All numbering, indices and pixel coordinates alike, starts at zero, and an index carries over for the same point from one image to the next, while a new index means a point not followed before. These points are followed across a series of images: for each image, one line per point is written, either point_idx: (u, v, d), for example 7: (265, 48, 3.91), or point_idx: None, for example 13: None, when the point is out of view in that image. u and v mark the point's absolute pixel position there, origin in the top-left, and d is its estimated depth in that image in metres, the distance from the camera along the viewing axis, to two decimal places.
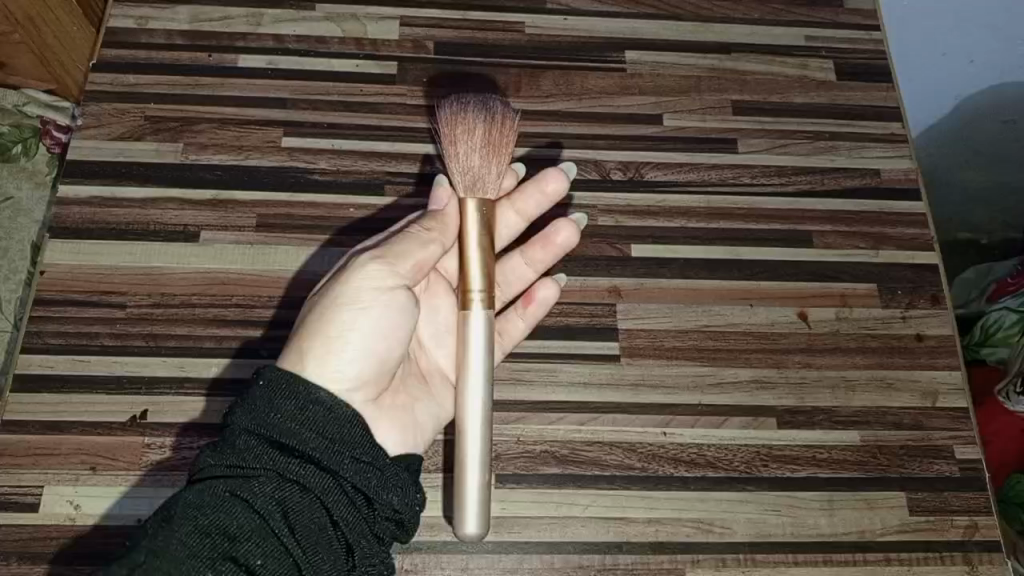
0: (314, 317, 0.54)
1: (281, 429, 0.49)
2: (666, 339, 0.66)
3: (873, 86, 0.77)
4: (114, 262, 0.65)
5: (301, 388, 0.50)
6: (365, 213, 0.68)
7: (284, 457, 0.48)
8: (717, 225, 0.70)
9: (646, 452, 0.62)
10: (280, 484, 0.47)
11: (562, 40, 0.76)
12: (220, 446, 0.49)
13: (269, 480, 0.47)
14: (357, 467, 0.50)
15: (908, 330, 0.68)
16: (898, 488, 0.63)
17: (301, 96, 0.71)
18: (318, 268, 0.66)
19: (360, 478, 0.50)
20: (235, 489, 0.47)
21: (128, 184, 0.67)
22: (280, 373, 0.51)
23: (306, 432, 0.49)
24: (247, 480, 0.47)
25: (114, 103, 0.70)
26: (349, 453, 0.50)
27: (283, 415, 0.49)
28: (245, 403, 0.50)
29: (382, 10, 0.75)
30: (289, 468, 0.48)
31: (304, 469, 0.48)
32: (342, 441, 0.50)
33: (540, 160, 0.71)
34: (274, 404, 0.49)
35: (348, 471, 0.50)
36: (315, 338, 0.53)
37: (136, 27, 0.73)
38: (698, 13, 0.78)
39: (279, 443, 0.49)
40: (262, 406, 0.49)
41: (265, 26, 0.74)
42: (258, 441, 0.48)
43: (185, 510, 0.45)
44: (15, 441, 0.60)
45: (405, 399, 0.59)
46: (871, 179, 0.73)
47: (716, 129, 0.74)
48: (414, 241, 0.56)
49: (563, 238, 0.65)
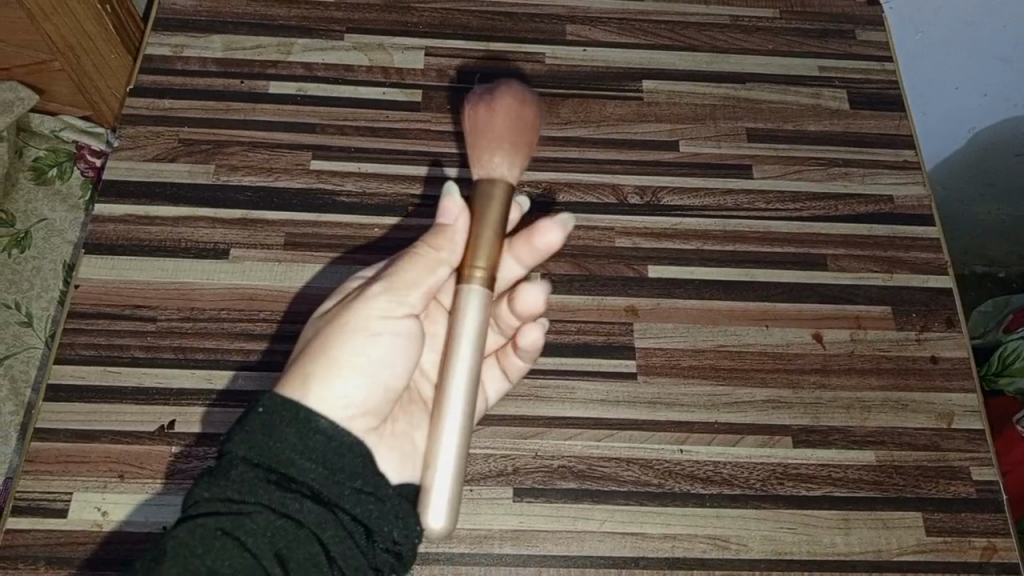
0: (315, 346, 0.51)
1: (280, 460, 0.47)
2: (682, 358, 0.67)
3: (885, 115, 0.79)
4: (146, 277, 0.67)
5: (301, 418, 0.48)
6: (365, 233, 0.70)
7: (280, 490, 0.46)
8: (733, 248, 0.71)
9: (663, 469, 0.63)
10: (276, 519, 0.45)
11: (581, 70, 0.78)
12: (215, 476, 0.47)
13: (264, 514, 0.45)
14: (356, 498, 0.49)
15: (923, 352, 0.69)
16: (915, 509, 0.63)
17: (330, 122, 0.74)
18: (327, 284, 0.68)
19: (359, 509, 0.49)
20: (228, 526, 0.44)
21: (161, 203, 0.70)
22: (281, 404, 0.48)
23: (305, 461, 0.48)
24: (240, 515, 0.45)
25: (149, 126, 0.73)
26: (349, 483, 0.49)
27: (282, 445, 0.47)
28: (242, 429, 0.48)
29: (408, 41, 0.78)
30: (285, 502, 0.46)
31: (300, 504, 0.46)
32: (342, 471, 0.49)
33: (540, 182, 0.73)
34: (273, 433, 0.47)
35: (347, 501, 0.48)
36: (317, 369, 0.50)
37: (172, 55, 0.76)
38: (713, 45, 0.81)
39: (276, 476, 0.47)
40: (259, 435, 0.47)
41: (295, 54, 0.77)
42: (253, 473, 0.46)
43: (176, 549, 0.43)
44: (46, 448, 0.62)
45: (404, 424, 0.56)
46: (884, 206, 0.74)
47: (732, 155, 0.75)
48: (425, 267, 0.51)
49: (548, 239, 0.53)
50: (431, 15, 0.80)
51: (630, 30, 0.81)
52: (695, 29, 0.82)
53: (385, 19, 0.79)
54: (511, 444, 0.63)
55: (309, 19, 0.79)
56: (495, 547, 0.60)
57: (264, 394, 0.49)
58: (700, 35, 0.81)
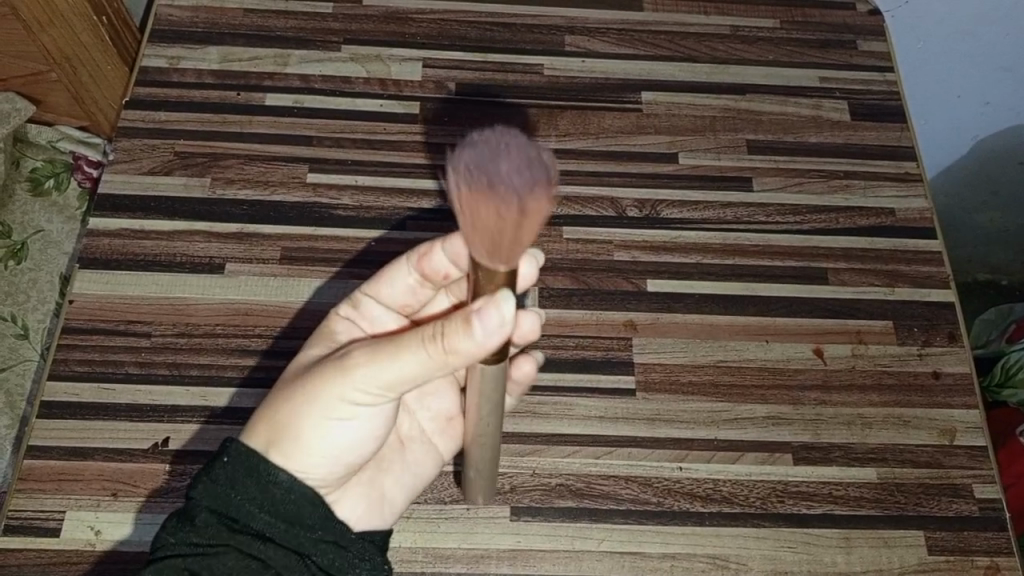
0: (293, 406, 0.46)
1: (244, 506, 0.44)
2: (681, 374, 0.66)
3: (887, 126, 0.78)
4: (142, 292, 0.67)
5: (266, 471, 0.45)
6: (364, 247, 0.69)
7: (245, 535, 0.44)
8: (733, 262, 0.71)
9: (662, 487, 0.62)
10: (244, 561, 0.43)
11: (580, 81, 0.78)
12: (182, 518, 0.45)
13: (230, 557, 0.43)
14: (322, 546, 0.46)
15: (925, 367, 0.68)
16: (917, 527, 0.62)
17: (326, 134, 0.73)
18: (324, 301, 0.67)
19: (325, 556, 0.46)
20: (194, 568, 0.42)
21: (156, 218, 0.69)
22: (248, 458, 0.45)
23: (269, 511, 0.45)
24: (205, 557, 0.43)
25: (144, 139, 0.72)
26: (315, 532, 0.46)
27: (246, 490, 0.45)
28: (207, 476, 0.45)
29: (405, 52, 0.78)
30: (251, 546, 0.44)
31: (266, 547, 0.44)
32: (306, 520, 0.46)
33: None
34: (236, 478, 0.45)
35: (313, 548, 0.46)
36: (289, 437, 0.46)
37: (168, 67, 0.75)
38: (713, 56, 0.80)
39: (241, 521, 0.44)
40: (223, 479, 0.45)
41: (291, 66, 0.76)
42: (218, 517, 0.44)
43: None
44: (39, 466, 0.61)
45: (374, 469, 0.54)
46: (887, 218, 0.74)
47: (732, 168, 0.75)
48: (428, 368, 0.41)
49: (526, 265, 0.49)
50: (428, 26, 0.79)
51: (630, 41, 0.80)
52: (695, 39, 0.81)
53: (383, 30, 0.79)
54: (509, 462, 0.63)
55: (307, 31, 0.78)
56: (492, 567, 0.60)
57: (230, 439, 0.46)
58: (700, 46, 0.81)
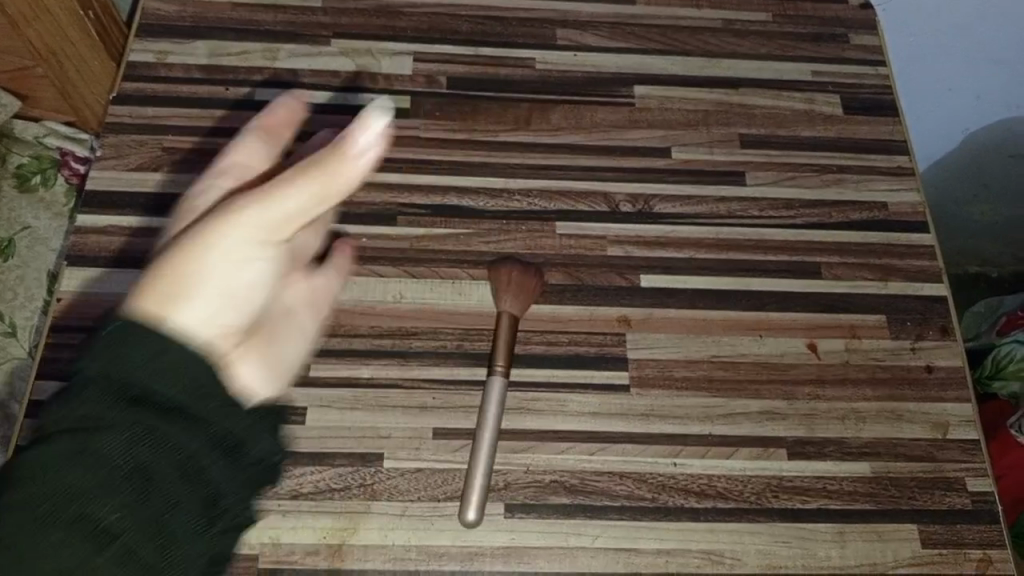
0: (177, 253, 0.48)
1: (139, 377, 0.44)
2: (675, 369, 0.66)
3: (880, 120, 0.78)
4: (131, 290, 0.66)
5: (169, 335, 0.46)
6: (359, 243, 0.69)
7: (139, 409, 0.43)
8: (726, 256, 0.70)
9: (656, 483, 0.62)
10: (143, 437, 0.42)
11: (572, 75, 0.77)
12: (71, 394, 0.44)
13: (123, 433, 0.42)
14: (225, 412, 0.46)
15: (918, 362, 0.68)
16: (910, 521, 0.63)
17: (317, 129, 0.73)
18: None
19: (225, 424, 0.46)
20: (85, 443, 0.41)
21: (145, 214, 0.68)
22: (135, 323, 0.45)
23: (168, 381, 0.44)
24: (96, 434, 0.42)
25: (132, 135, 0.71)
26: (213, 401, 0.46)
27: (147, 360, 0.44)
28: (97, 347, 0.45)
29: (396, 46, 0.77)
30: (147, 420, 0.43)
31: (162, 422, 0.43)
32: (208, 390, 0.45)
33: (532, 190, 0.72)
34: (136, 347, 0.44)
35: (210, 420, 0.45)
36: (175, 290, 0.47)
37: (155, 62, 0.74)
38: (706, 49, 0.80)
39: (134, 394, 0.43)
40: (120, 347, 0.44)
41: (281, 60, 0.75)
42: (108, 389, 0.43)
43: (34, 469, 0.41)
44: None
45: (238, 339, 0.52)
46: (879, 212, 0.74)
47: (726, 162, 0.75)
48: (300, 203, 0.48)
49: None
50: (419, 19, 0.79)
51: (622, 34, 0.80)
52: (688, 32, 0.81)
53: (373, 23, 0.78)
54: (502, 459, 0.62)
55: (296, 24, 0.77)
56: (487, 565, 0.59)
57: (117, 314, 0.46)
58: (693, 39, 0.80)
